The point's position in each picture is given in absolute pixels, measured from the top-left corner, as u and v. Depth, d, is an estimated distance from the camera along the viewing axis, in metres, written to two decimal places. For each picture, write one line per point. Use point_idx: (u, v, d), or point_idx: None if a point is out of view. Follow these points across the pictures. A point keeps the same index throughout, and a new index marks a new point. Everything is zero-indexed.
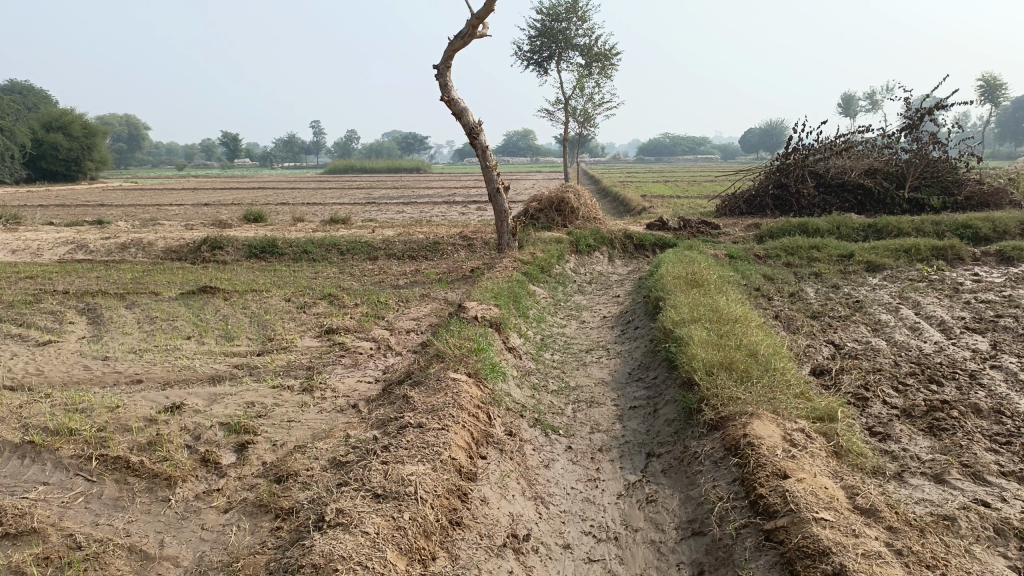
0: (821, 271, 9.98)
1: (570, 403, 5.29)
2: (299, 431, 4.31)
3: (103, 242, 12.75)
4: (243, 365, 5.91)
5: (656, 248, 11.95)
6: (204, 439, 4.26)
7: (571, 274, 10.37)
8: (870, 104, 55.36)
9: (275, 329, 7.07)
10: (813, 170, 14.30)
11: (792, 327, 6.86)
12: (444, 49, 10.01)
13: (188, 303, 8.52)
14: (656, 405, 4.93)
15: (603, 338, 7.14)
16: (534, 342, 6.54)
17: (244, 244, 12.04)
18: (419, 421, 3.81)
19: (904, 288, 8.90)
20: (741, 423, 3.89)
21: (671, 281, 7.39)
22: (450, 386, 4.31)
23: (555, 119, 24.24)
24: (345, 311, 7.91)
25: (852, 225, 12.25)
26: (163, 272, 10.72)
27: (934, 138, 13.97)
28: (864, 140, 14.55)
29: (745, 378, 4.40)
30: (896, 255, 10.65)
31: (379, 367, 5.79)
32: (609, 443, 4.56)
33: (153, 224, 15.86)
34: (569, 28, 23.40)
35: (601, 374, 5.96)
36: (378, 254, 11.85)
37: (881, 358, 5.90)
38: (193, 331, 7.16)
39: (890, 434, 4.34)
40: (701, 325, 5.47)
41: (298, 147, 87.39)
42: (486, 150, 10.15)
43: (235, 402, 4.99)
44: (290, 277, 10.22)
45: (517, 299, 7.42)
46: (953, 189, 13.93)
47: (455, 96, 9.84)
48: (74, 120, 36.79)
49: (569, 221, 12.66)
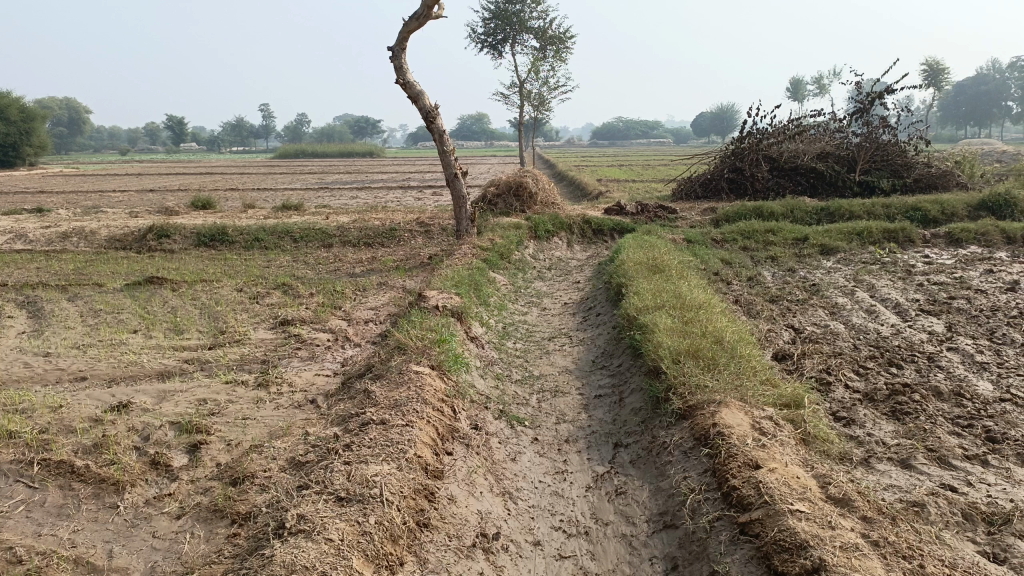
0: (778, 254, 10.06)
1: (535, 393, 5.21)
2: (255, 430, 4.14)
3: (43, 231, 12.23)
4: (194, 359, 5.68)
5: (615, 233, 11.93)
6: (154, 440, 4.06)
7: (530, 260, 10.28)
8: (818, 89, 56.28)
9: (227, 321, 6.83)
10: (767, 154, 14.42)
11: (752, 312, 6.87)
12: (399, 30, 9.77)
13: (134, 294, 8.19)
14: (622, 394, 4.87)
15: (565, 326, 7.07)
16: (496, 331, 6.43)
17: (193, 233, 11.66)
18: (382, 417, 3.68)
19: (859, 271, 9.01)
20: (710, 411, 3.84)
21: (632, 266, 7.34)
22: (413, 379, 4.17)
23: (510, 103, 24.07)
24: (301, 301, 7.69)
25: (806, 208, 12.39)
26: (107, 262, 10.30)
27: (883, 122, 14.20)
28: (816, 124, 14.72)
29: (712, 366, 4.35)
30: (850, 238, 10.79)
31: (337, 360, 5.62)
32: (575, 434, 4.49)
33: (96, 212, 15.26)
34: (523, 11, 23.19)
35: (564, 362, 5.88)
36: (333, 241, 11.59)
37: (841, 341, 5.93)
38: (140, 324, 6.87)
39: (855, 419, 4.35)
40: (665, 312, 5.42)
41: (247, 131, 85.42)
42: (443, 134, 9.96)
43: (186, 399, 4.78)
44: (242, 266, 9.92)
45: (477, 286, 7.30)
46: (902, 172, 14.19)
47: (411, 79, 9.62)
48: (9, 103, 35.26)
49: (527, 206, 12.55)
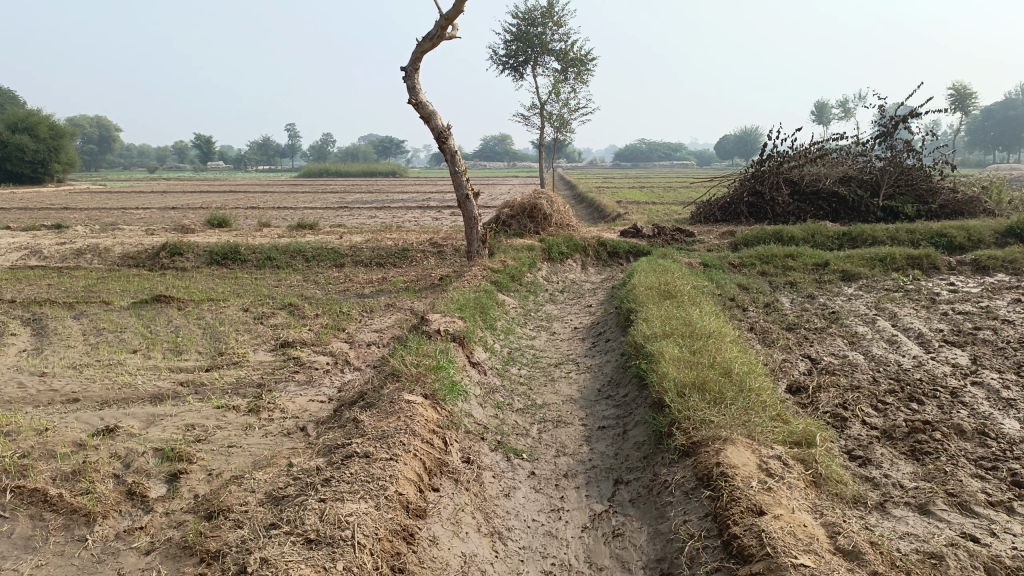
0: (797, 280, 9.79)
1: (536, 423, 5.01)
2: (239, 459, 3.99)
3: (58, 248, 12.27)
4: (189, 382, 5.55)
5: (630, 256, 11.73)
6: (134, 468, 3.92)
7: (542, 283, 10.10)
8: (843, 112, 55.75)
9: (227, 343, 6.70)
10: (788, 177, 14.17)
11: (767, 341, 6.62)
12: (412, 50, 9.70)
13: (140, 313, 8.12)
14: (626, 426, 4.65)
15: (573, 352, 6.86)
16: (500, 357, 6.25)
17: (205, 251, 11.62)
18: (365, 450, 3.50)
19: (881, 299, 8.73)
20: (714, 449, 3.62)
21: (644, 291, 7.13)
22: (404, 409, 4.00)
23: (530, 125, 24.04)
24: (305, 322, 7.56)
25: (827, 233, 12.11)
26: (118, 280, 10.28)
27: (908, 145, 13.90)
28: (838, 147, 14.46)
29: (718, 400, 4.12)
30: (872, 264, 10.50)
31: (334, 384, 5.46)
32: (575, 468, 4.28)
33: (113, 228, 15.32)
34: (545, 33, 23.20)
35: (569, 391, 5.67)
36: (345, 260, 11.50)
37: (859, 374, 5.67)
38: (140, 344, 6.77)
39: (871, 459, 4.10)
40: (674, 340, 5.20)
41: (273, 150, 86.35)
42: (456, 155, 9.86)
43: (174, 424, 4.65)
44: (251, 285, 9.84)
45: (483, 309, 7.12)
46: (927, 198, 13.87)
47: (423, 99, 9.54)
48: (41, 120, 35.87)
49: (542, 228, 12.41)
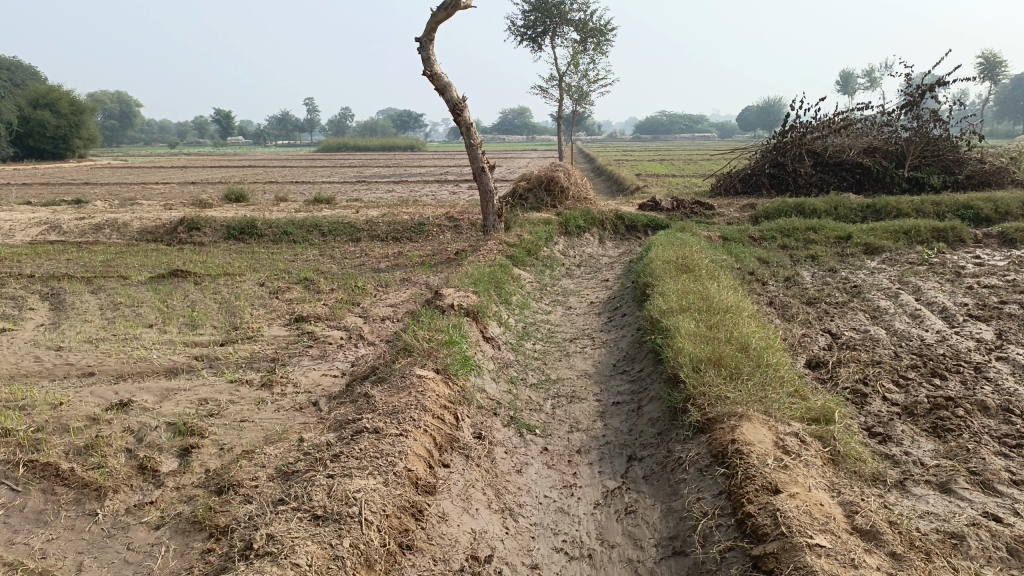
0: (818, 253, 9.62)
1: (549, 398, 4.96)
2: (250, 434, 3.98)
3: (78, 223, 12.34)
4: (203, 356, 5.55)
5: (649, 229, 11.59)
6: (146, 442, 3.92)
7: (559, 257, 10.01)
8: (868, 82, 54.66)
9: (242, 317, 6.70)
10: (810, 148, 13.91)
11: (786, 315, 6.51)
12: (426, 20, 9.56)
13: (157, 287, 8.15)
14: (641, 402, 4.59)
15: (588, 326, 6.80)
16: (515, 331, 6.19)
17: (222, 225, 11.64)
18: (375, 426, 3.46)
19: (904, 272, 8.55)
20: (730, 426, 3.55)
21: (660, 265, 7.02)
22: (415, 384, 3.95)
23: (549, 97, 23.77)
24: (320, 296, 7.54)
25: (850, 205, 11.89)
26: (136, 254, 10.32)
27: (934, 115, 13.57)
28: (863, 117, 14.15)
29: (735, 375, 4.04)
30: (896, 237, 10.29)
31: (348, 359, 5.44)
32: (588, 444, 4.23)
33: (132, 204, 15.38)
34: (563, 3, 22.83)
35: (584, 366, 5.61)
36: (361, 235, 11.46)
37: (881, 349, 5.56)
38: (156, 319, 6.79)
39: (891, 436, 4.02)
40: (690, 315, 5.11)
41: (292, 125, 86.36)
42: (471, 127, 9.74)
43: (188, 398, 4.65)
44: (267, 260, 9.84)
45: (498, 284, 7.06)
46: (954, 168, 13.56)
47: (438, 70, 9.41)
48: (61, 96, 36.03)
49: (559, 201, 12.29)
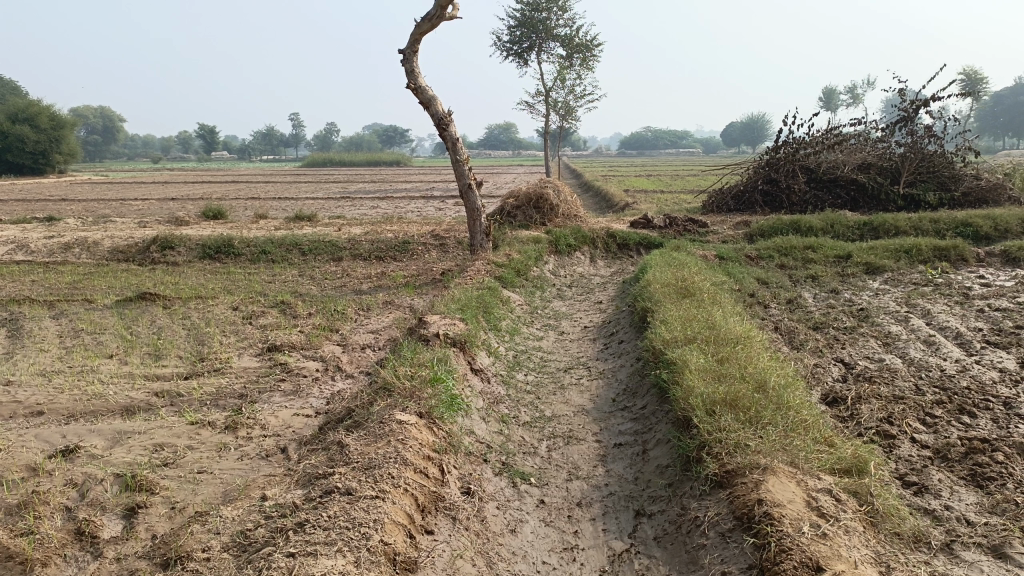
0: (819, 274, 9.26)
1: (545, 439, 4.51)
2: (208, 489, 3.51)
3: (46, 242, 11.80)
4: (164, 392, 5.07)
5: (641, 248, 11.21)
6: (88, 500, 3.44)
7: (549, 277, 9.59)
8: (851, 98, 54.80)
9: (211, 345, 6.21)
10: (804, 164, 13.59)
11: (795, 343, 6.10)
12: (411, 32, 9.17)
13: (122, 312, 7.65)
14: (647, 445, 4.15)
15: (583, 354, 6.36)
16: (505, 361, 5.74)
17: (198, 244, 11.15)
18: (347, 486, 3.01)
19: (910, 294, 8.19)
20: (753, 481, 3.12)
21: (659, 289, 6.60)
22: (395, 431, 3.50)
23: (535, 113, 23.47)
24: (296, 322, 7.06)
25: (847, 222, 11.55)
26: (104, 276, 9.80)
27: (929, 131, 13.30)
28: (857, 133, 13.88)
29: (754, 418, 3.61)
30: (897, 256, 9.96)
31: (324, 395, 4.97)
32: (590, 496, 3.79)
33: (106, 221, 14.85)
34: (549, 18, 22.58)
35: (581, 401, 5.17)
36: (343, 254, 11.00)
37: (900, 381, 5.16)
38: (117, 348, 6.28)
39: (928, 487, 3.61)
40: (697, 346, 4.70)
41: (277, 140, 85.82)
42: (458, 142, 9.35)
43: (142, 444, 4.17)
44: (243, 281, 9.36)
45: (487, 308, 6.61)
46: (950, 185, 13.31)
47: (423, 83, 9.00)
48: (41, 111, 35.37)
49: (548, 219, 11.90)
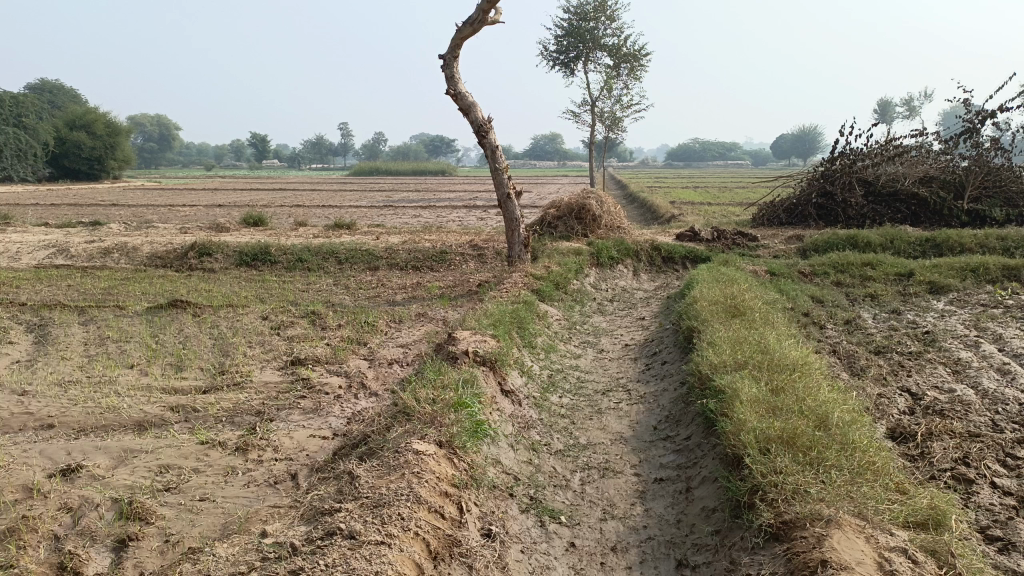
0: (878, 292, 8.70)
1: (579, 470, 4.14)
2: (208, 522, 3.22)
3: (87, 246, 11.82)
4: (179, 407, 4.82)
5: (687, 262, 10.75)
6: (79, 528, 3.18)
7: (590, 291, 9.21)
8: (908, 110, 53.34)
9: (234, 357, 5.97)
10: (861, 177, 12.96)
11: (855, 369, 5.62)
12: (452, 36, 8.91)
13: (151, 320, 7.48)
14: (692, 482, 3.75)
15: (623, 375, 5.96)
16: (538, 382, 5.38)
17: (235, 251, 11.03)
18: (351, 527, 2.68)
19: (980, 316, 7.60)
20: (815, 537, 2.72)
21: (706, 307, 6.18)
22: (410, 463, 3.17)
23: (581, 122, 23.12)
24: (324, 334, 6.80)
25: (908, 238, 10.93)
26: (140, 282, 9.72)
27: (996, 143, 12.58)
28: (918, 145, 13.20)
29: (814, 459, 3.19)
30: (962, 274, 9.33)
31: (344, 414, 4.67)
32: (626, 540, 3.41)
33: (148, 226, 14.92)
34: (597, 28, 22.23)
35: (619, 428, 4.78)
36: (379, 263, 10.77)
37: (975, 415, 4.65)
38: (139, 357, 6.08)
39: (1016, 543, 3.13)
40: (748, 372, 4.28)
41: (325, 148, 86.94)
42: (497, 151, 9.05)
43: (147, 465, 3.91)
44: (276, 290, 9.18)
45: (522, 324, 6.26)
46: (1018, 201, 12.56)
47: (463, 89, 8.73)
48: (97, 118, 36.24)
49: (590, 230, 11.52)
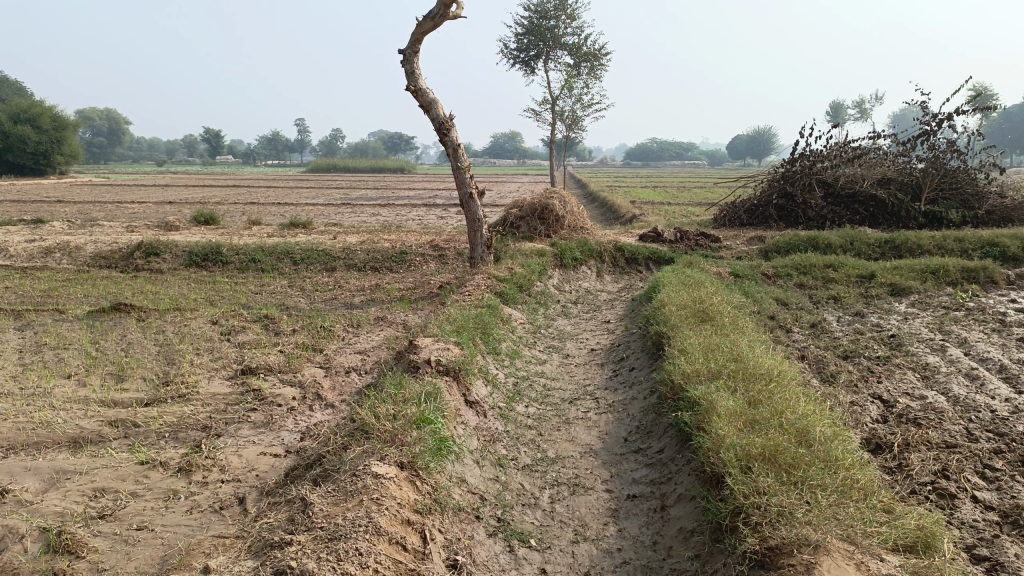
0: (841, 294, 8.69)
1: (548, 487, 3.94)
2: (146, 555, 2.94)
3: (26, 245, 11.25)
4: (119, 422, 4.49)
5: (650, 263, 10.63)
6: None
7: (554, 292, 9.03)
8: (859, 113, 54.40)
9: (180, 365, 5.63)
10: (821, 178, 13.01)
11: (825, 375, 5.52)
12: (412, 31, 8.63)
13: (92, 325, 7.08)
14: (668, 500, 3.58)
15: (590, 382, 5.78)
16: (503, 391, 5.16)
17: (185, 251, 10.59)
18: (304, 566, 2.43)
19: (942, 319, 7.60)
20: (804, 565, 2.56)
21: (675, 311, 6.03)
22: (369, 489, 2.93)
23: (541, 121, 22.95)
24: (278, 340, 6.49)
25: (868, 239, 10.97)
26: (83, 283, 9.25)
27: (951, 146, 12.73)
28: (876, 147, 13.31)
29: (797, 478, 3.03)
30: (923, 276, 9.37)
31: (298, 429, 4.40)
32: (601, 565, 3.22)
33: (93, 224, 14.30)
34: (557, 26, 22.07)
35: (589, 440, 4.59)
36: (336, 264, 10.44)
37: (948, 424, 4.56)
38: (77, 366, 5.70)
39: (1005, 564, 3.02)
40: (723, 383, 4.12)
41: (282, 145, 85.47)
42: (459, 149, 8.81)
43: (80, 488, 3.59)
44: (228, 292, 8.79)
45: (485, 329, 6.03)
46: (973, 203, 12.73)
47: (423, 85, 8.46)
48: (43, 111, 34.95)
49: (553, 230, 11.34)
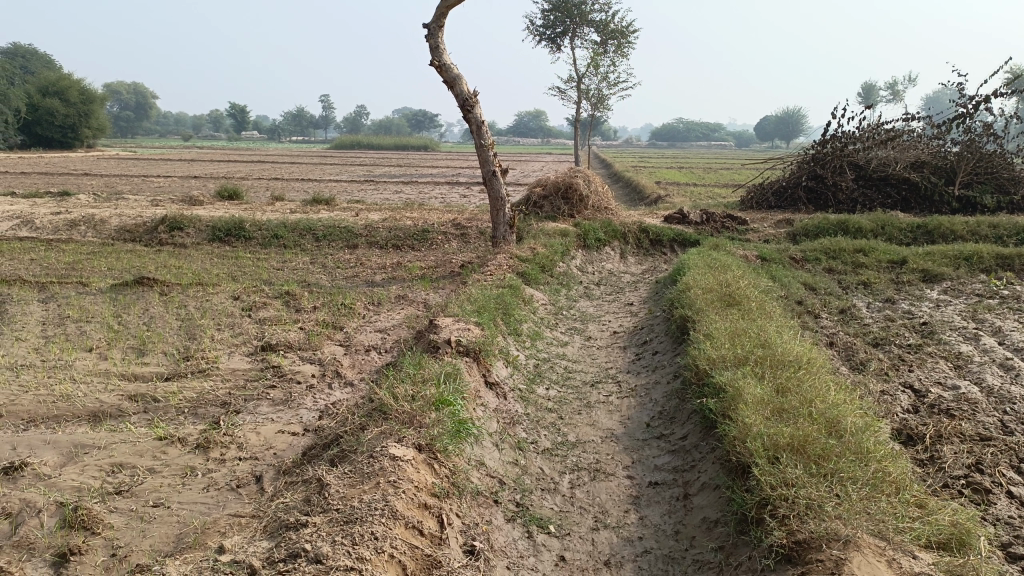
0: (871, 280, 8.49)
1: (569, 472, 3.87)
2: (161, 533, 2.91)
3: (53, 218, 11.33)
4: (139, 397, 4.48)
5: (675, 245, 10.48)
6: (15, 540, 2.86)
7: (576, 274, 8.92)
8: (892, 94, 53.31)
9: (201, 341, 5.62)
10: (853, 160, 12.72)
11: (854, 364, 5.38)
12: (437, 5, 8.49)
13: (115, 298, 7.09)
14: (691, 489, 3.50)
15: (612, 365, 5.69)
16: (524, 372, 5.09)
17: (208, 226, 10.61)
18: (318, 550, 2.39)
19: (976, 307, 7.40)
20: (833, 561, 2.48)
21: (700, 295, 5.91)
22: (385, 471, 2.87)
23: (566, 100, 22.70)
24: (298, 317, 6.46)
25: (899, 224, 10.72)
26: (107, 256, 9.30)
27: (988, 129, 12.37)
28: (910, 130, 12.98)
29: (827, 470, 2.93)
30: (955, 263, 9.14)
31: (317, 407, 4.36)
32: (621, 553, 3.15)
33: (118, 198, 14.40)
34: (585, 3, 21.74)
35: (610, 424, 4.51)
36: (358, 241, 10.40)
37: (982, 416, 4.42)
38: (99, 340, 5.72)
39: None
40: (749, 370, 4.01)
41: (306, 121, 85.57)
42: (483, 126, 8.69)
43: (98, 463, 3.58)
44: (250, 267, 8.79)
45: (506, 309, 5.95)
46: (1009, 188, 12.39)
47: (448, 61, 8.34)
48: (71, 85, 35.19)
49: (577, 210, 11.21)
